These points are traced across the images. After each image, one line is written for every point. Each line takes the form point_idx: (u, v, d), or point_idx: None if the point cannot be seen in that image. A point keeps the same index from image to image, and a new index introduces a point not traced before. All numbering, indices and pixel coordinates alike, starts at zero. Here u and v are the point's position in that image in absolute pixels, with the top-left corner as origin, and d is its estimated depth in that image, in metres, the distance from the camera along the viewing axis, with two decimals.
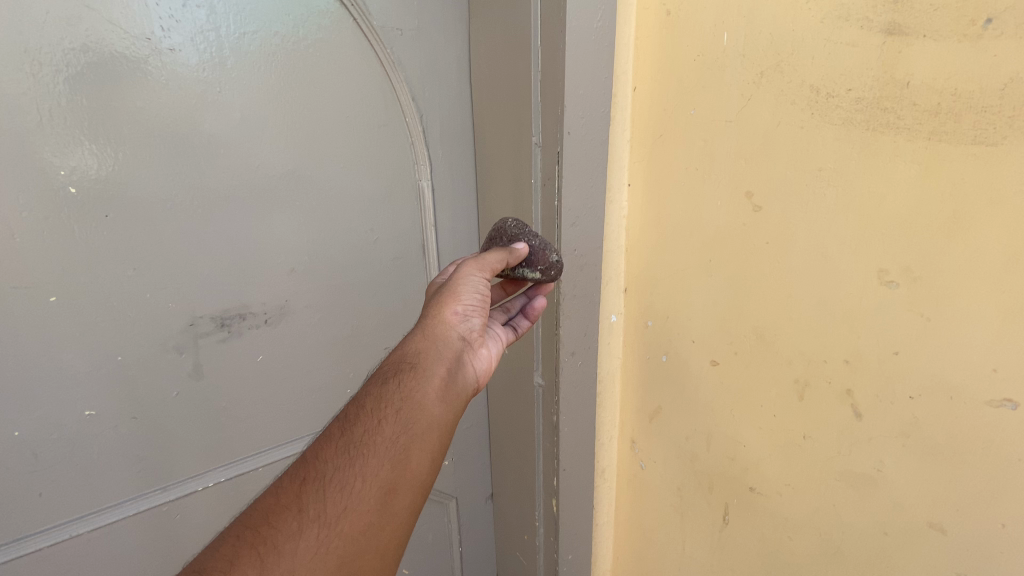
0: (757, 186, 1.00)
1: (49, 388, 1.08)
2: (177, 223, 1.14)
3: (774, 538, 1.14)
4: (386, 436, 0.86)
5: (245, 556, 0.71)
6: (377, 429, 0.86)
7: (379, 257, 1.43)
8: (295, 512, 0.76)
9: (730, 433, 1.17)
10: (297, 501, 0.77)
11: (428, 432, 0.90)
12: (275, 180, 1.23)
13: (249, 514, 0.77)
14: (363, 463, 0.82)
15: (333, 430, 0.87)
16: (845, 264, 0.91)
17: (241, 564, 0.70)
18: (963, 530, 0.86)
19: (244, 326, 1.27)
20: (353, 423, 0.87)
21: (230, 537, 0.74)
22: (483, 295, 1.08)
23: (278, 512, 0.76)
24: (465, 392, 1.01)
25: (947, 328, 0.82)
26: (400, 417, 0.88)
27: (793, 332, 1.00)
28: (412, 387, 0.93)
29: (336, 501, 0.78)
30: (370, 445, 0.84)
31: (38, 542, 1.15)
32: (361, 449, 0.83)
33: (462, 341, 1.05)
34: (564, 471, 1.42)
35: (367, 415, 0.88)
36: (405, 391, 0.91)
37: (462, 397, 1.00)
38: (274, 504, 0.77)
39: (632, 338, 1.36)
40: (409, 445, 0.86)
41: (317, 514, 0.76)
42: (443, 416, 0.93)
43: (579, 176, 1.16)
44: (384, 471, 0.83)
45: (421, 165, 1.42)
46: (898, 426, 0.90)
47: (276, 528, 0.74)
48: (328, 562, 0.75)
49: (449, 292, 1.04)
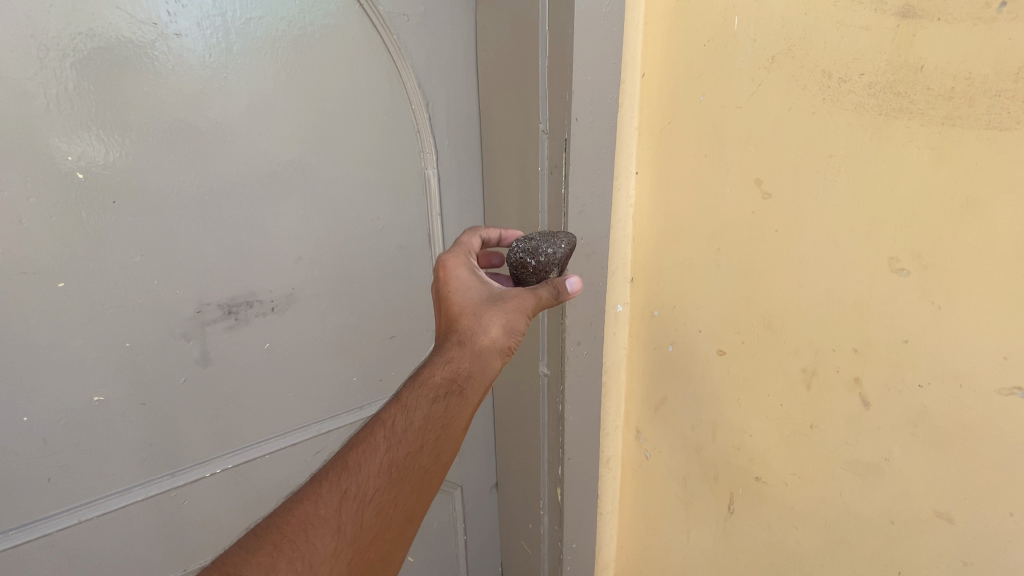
0: (766, 173, 0.99)
1: (59, 374, 1.09)
2: (184, 210, 1.14)
3: (779, 527, 1.14)
4: (423, 463, 0.89)
5: (281, 570, 0.74)
6: (418, 455, 0.89)
7: (385, 245, 1.43)
8: (333, 532, 0.78)
9: (736, 422, 1.17)
10: (337, 520, 0.79)
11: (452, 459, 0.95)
12: (281, 168, 1.23)
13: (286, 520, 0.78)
14: (400, 490, 0.86)
15: (377, 441, 0.86)
16: (855, 252, 0.90)
17: None
18: (970, 519, 0.86)
19: (251, 314, 1.27)
20: (399, 439, 0.87)
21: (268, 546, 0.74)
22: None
23: (316, 527, 0.78)
24: None
25: (958, 316, 0.81)
26: (438, 445, 0.91)
27: (801, 321, 1.00)
28: (455, 414, 0.94)
29: (370, 526, 0.82)
30: (410, 472, 0.87)
31: (48, 527, 1.16)
32: (402, 475, 0.86)
33: None
34: (569, 460, 1.43)
35: (412, 436, 0.89)
36: (448, 419, 0.93)
37: None
38: (314, 516, 0.78)
39: (638, 328, 1.36)
40: (435, 475, 0.91)
41: (352, 536, 0.80)
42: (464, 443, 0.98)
43: (586, 164, 1.16)
44: (413, 499, 0.87)
45: (427, 153, 1.41)
46: (906, 415, 0.89)
47: (314, 544, 0.77)
48: None
49: (512, 318, 1.02)
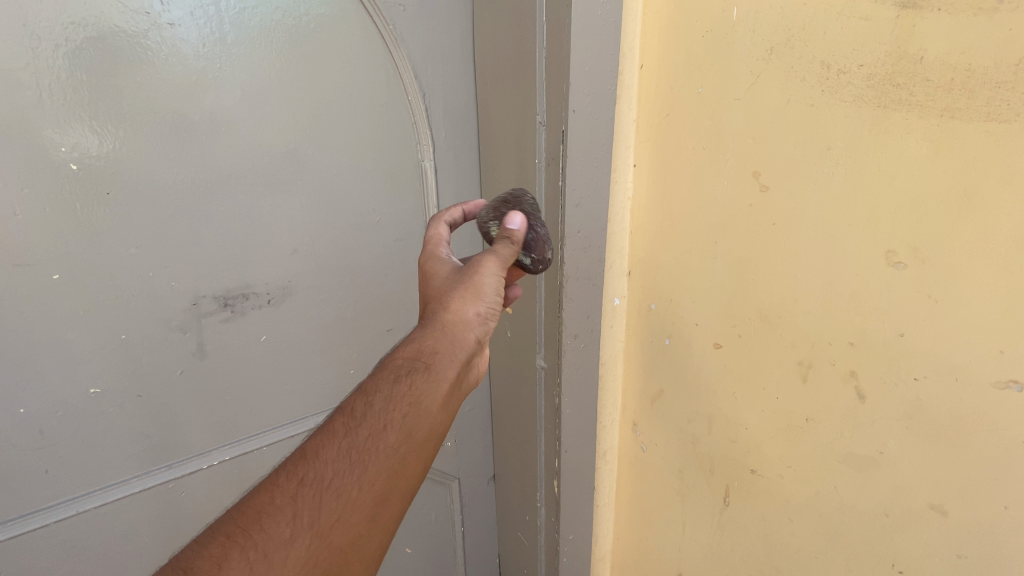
0: (764, 166, 0.98)
1: (54, 366, 1.09)
2: (178, 202, 1.13)
3: (774, 519, 1.15)
4: (389, 443, 0.84)
5: (232, 559, 0.72)
6: (382, 434, 0.84)
7: (382, 238, 1.42)
8: (288, 518, 0.76)
9: (732, 415, 1.17)
10: (291, 507, 0.76)
11: (430, 440, 0.88)
12: (276, 159, 1.22)
13: (242, 509, 0.77)
14: (362, 472, 0.81)
15: (336, 425, 0.84)
16: (852, 245, 0.90)
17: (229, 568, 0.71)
18: (964, 511, 0.86)
19: (247, 306, 1.27)
20: (359, 421, 0.84)
21: (220, 536, 0.74)
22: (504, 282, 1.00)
23: (270, 515, 0.76)
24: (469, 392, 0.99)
25: (954, 309, 0.81)
26: (407, 424, 0.86)
27: (797, 314, 1.00)
28: (424, 391, 0.88)
29: (329, 511, 0.77)
30: (372, 453, 0.82)
31: (46, 518, 1.16)
32: (362, 458, 0.81)
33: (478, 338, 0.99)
34: (565, 452, 1.43)
35: (373, 416, 0.84)
36: (415, 395, 0.88)
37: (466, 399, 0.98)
38: (269, 504, 0.76)
39: (635, 321, 1.36)
40: (408, 456, 0.85)
41: (309, 523, 0.76)
42: (446, 424, 0.92)
43: (583, 156, 1.15)
44: (381, 482, 0.82)
45: (424, 145, 1.41)
46: (901, 408, 0.89)
47: (267, 533, 0.74)
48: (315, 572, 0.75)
49: (473, 279, 0.96)
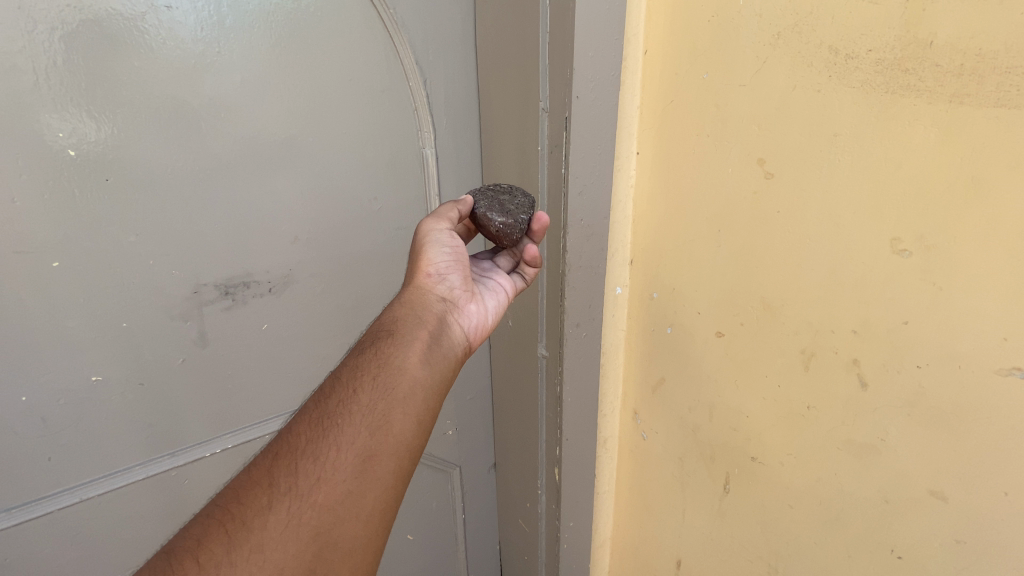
0: (769, 152, 0.98)
1: (54, 354, 1.09)
2: (177, 188, 1.12)
3: (774, 506, 1.15)
4: (362, 403, 0.87)
5: (211, 533, 0.71)
6: (352, 397, 0.87)
7: (383, 226, 1.42)
8: (264, 487, 0.76)
9: (733, 404, 1.17)
10: (267, 477, 0.77)
11: (409, 395, 0.91)
12: (275, 146, 1.21)
13: (222, 493, 0.78)
14: (338, 432, 0.83)
15: (309, 404, 0.89)
16: (857, 233, 0.89)
17: (208, 542, 0.70)
18: (964, 497, 0.87)
19: (248, 294, 1.26)
20: (327, 394, 0.88)
21: (201, 517, 0.74)
22: (454, 250, 1.15)
23: (248, 489, 0.76)
24: (450, 355, 1.04)
25: (958, 296, 0.81)
26: (378, 383, 0.90)
27: (801, 302, 1.00)
28: (390, 351, 0.96)
29: (308, 473, 0.78)
30: (345, 414, 0.85)
31: (49, 506, 1.17)
32: (335, 420, 0.84)
33: (443, 305, 1.12)
34: (566, 440, 1.44)
35: (342, 385, 0.89)
36: (381, 357, 0.94)
37: (447, 360, 1.03)
38: (246, 482, 0.78)
39: (636, 309, 1.36)
40: (387, 411, 0.87)
41: (287, 487, 0.76)
42: (425, 378, 0.95)
43: (586, 144, 1.14)
44: (360, 438, 0.83)
45: (425, 132, 1.39)
46: (903, 396, 0.90)
47: (245, 505, 0.74)
48: (301, 533, 0.74)
49: (420, 253, 1.12)
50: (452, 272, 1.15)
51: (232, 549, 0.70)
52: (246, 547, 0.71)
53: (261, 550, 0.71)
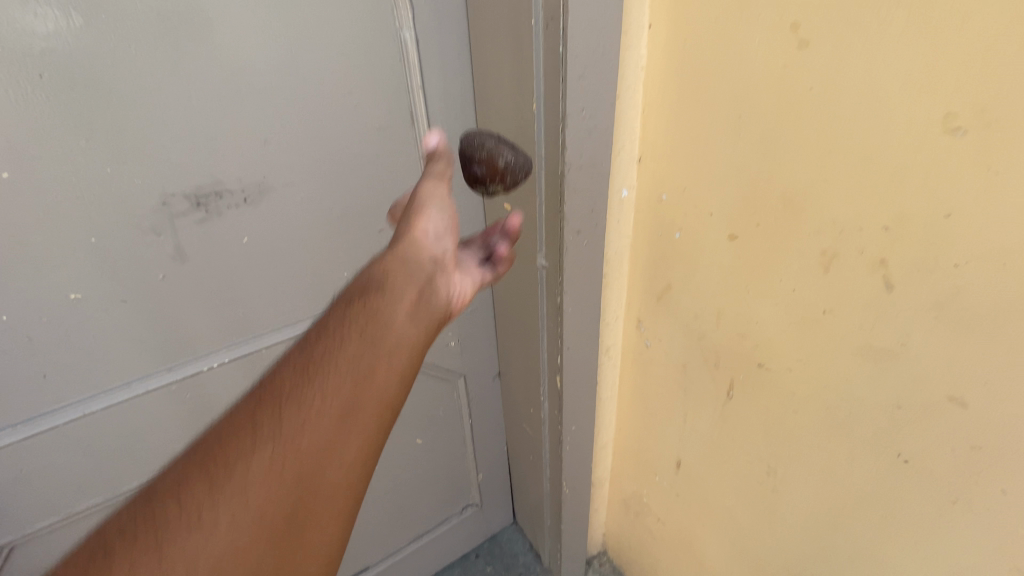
0: (806, 14, 0.81)
1: (25, 269, 1.04)
2: (122, 84, 0.99)
3: (779, 411, 1.13)
4: (349, 354, 0.82)
5: (192, 476, 0.70)
6: (338, 347, 0.83)
7: (362, 125, 1.28)
8: (246, 433, 0.73)
9: (744, 310, 1.11)
10: (249, 422, 0.74)
11: (396, 351, 0.87)
12: (227, 31, 1.04)
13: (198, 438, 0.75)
14: (323, 382, 0.79)
15: (291, 351, 0.84)
16: (904, 111, 0.76)
17: (187, 487, 0.69)
18: (986, 402, 0.81)
19: (222, 206, 1.17)
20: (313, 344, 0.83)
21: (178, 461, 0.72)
22: (450, 215, 1.04)
23: (228, 435, 0.73)
24: (438, 311, 0.99)
25: (1015, 183, 0.69)
26: (365, 336, 0.85)
27: (829, 197, 0.88)
28: (378, 303, 0.90)
29: (291, 419, 0.75)
30: (332, 364, 0.81)
31: (55, 420, 1.19)
32: (320, 369, 0.80)
33: (436, 260, 1.03)
34: (567, 350, 1.41)
35: (327, 334, 0.84)
36: (371, 308, 0.89)
37: (435, 317, 0.98)
38: (226, 427, 0.75)
39: (644, 213, 1.25)
40: (374, 365, 0.84)
41: (269, 437, 0.74)
42: (413, 337, 0.91)
43: (587, 11, 0.96)
44: (345, 390, 0.79)
45: (402, 9, 1.19)
46: (932, 297, 0.82)
47: (226, 450, 0.72)
48: (282, 481, 0.72)
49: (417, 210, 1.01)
50: (447, 235, 1.05)
51: (212, 492, 0.69)
52: (226, 493, 0.69)
53: (242, 496, 0.69)
